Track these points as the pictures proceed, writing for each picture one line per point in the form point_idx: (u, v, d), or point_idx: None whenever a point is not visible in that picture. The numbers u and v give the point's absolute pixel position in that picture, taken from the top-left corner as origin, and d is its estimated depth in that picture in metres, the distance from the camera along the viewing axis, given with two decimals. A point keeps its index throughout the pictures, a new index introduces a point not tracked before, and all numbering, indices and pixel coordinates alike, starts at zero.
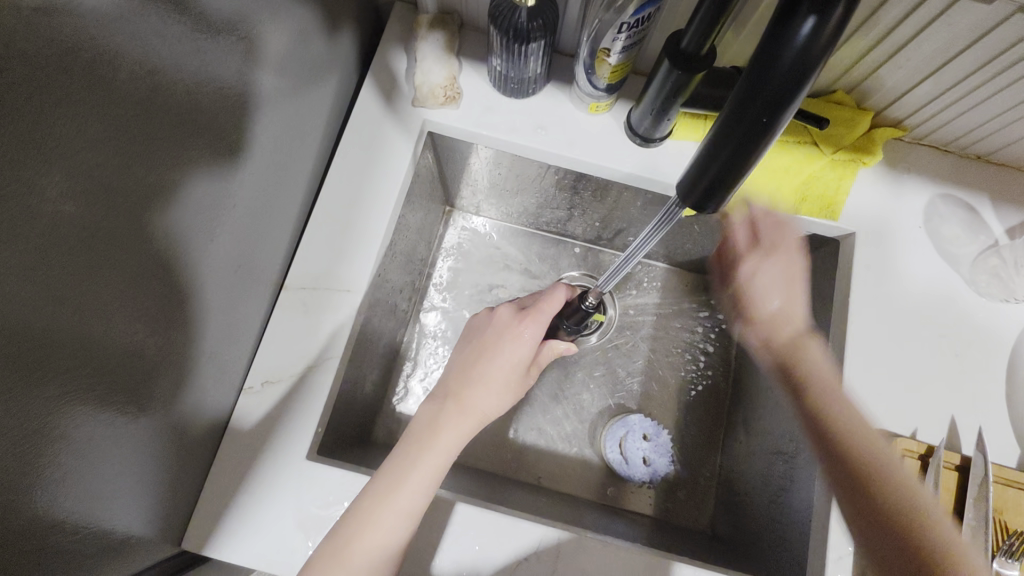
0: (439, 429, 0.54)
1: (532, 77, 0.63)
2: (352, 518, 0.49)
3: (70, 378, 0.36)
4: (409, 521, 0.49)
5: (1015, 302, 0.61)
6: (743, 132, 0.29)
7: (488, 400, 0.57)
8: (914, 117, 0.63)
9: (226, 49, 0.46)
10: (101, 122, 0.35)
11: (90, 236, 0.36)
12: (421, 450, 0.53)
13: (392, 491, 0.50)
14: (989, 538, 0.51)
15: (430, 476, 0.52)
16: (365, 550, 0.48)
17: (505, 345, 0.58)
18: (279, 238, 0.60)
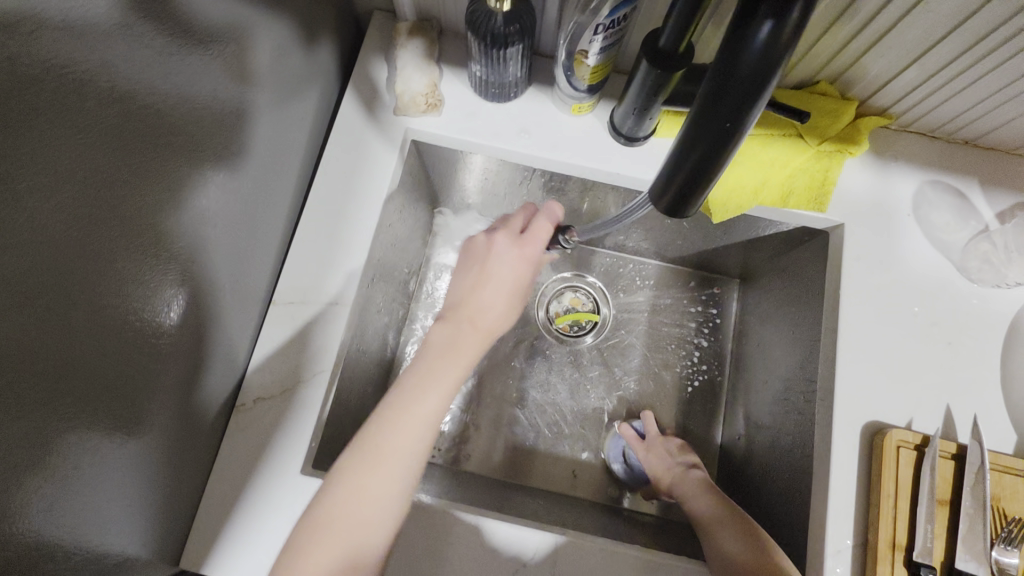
0: (446, 358, 0.53)
1: (513, 81, 0.63)
2: (362, 451, 0.49)
3: (61, 404, 0.36)
4: (420, 453, 0.50)
5: (1006, 287, 0.61)
6: (708, 137, 0.31)
7: (492, 324, 0.55)
8: (899, 105, 0.63)
9: (199, 69, 0.47)
10: (77, 151, 0.36)
11: (75, 263, 0.37)
12: (431, 381, 0.51)
13: (403, 422, 0.50)
14: (986, 525, 0.51)
15: (437, 405, 0.51)
16: (382, 489, 0.47)
17: (502, 269, 0.56)
18: (266, 254, 0.60)
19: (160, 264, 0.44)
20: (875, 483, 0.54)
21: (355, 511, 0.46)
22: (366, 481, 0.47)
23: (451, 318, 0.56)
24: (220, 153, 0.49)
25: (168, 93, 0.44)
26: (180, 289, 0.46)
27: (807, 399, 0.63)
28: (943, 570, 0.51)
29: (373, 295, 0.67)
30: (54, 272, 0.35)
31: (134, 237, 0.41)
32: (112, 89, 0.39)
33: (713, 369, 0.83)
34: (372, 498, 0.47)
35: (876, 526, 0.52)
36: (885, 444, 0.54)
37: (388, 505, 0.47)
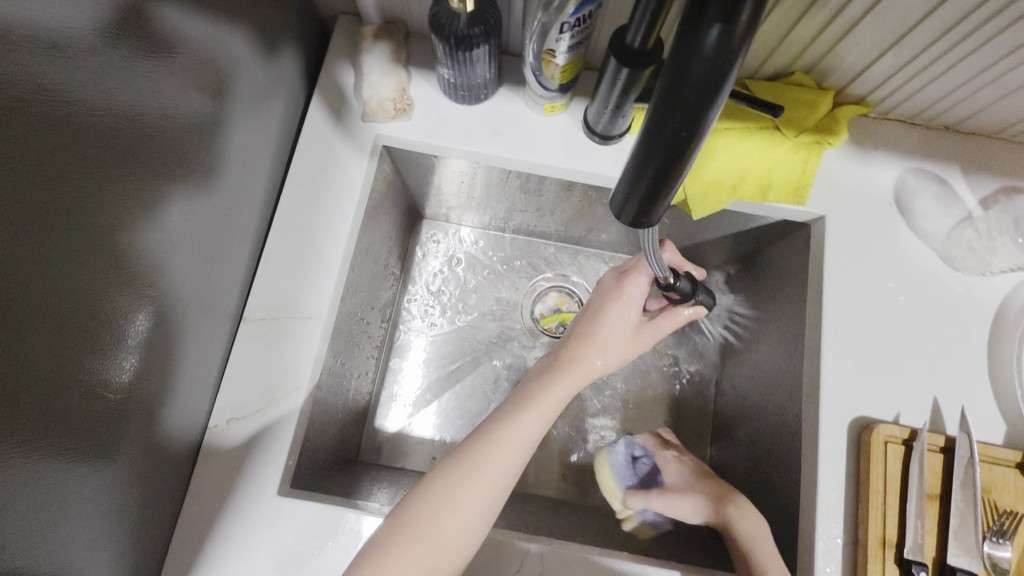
0: (548, 386, 0.56)
1: (482, 82, 0.61)
2: (452, 473, 0.50)
3: (25, 436, 0.35)
4: (502, 489, 0.50)
5: (991, 275, 0.60)
6: (664, 148, 0.29)
7: (598, 362, 0.58)
8: (877, 93, 0.62)
9: (156, 82, 0.45)
10: (47, 175, 0.35)
11: (43, 290, 0.36)
12: (534, 405, 0.54)
13: (496, 446, 0.51)
14: (977, 519, 0.50)
15: (534, 434, 0.53)
16: (460, 515, 0.48)
17: (628, 311, 0.60)
18: (235, 269, 0.58)
19: (125, 287, 0.43)
20: (864, 479, 0.53)
21: (442, 525, 0.47)
22: (454, 499, 0.48)
23: (561, 350, 0.59)
24: (183, 171, 0.48)
25: (129, 107, 0.41)
26: (142, 313, 0.45)
27: (794, 395, 0.62)
28: (935, 566, 0.51)
29: (349, 307, 0.65)
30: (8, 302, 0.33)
31: (90, 261, 0.39)
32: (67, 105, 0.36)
33: (701, 366, 0.82)
34: (456, 514, 0.48)
35: (866, 523, 0.52)
36: (872, 439, 0.53)
37: (470, 531, 0.48)
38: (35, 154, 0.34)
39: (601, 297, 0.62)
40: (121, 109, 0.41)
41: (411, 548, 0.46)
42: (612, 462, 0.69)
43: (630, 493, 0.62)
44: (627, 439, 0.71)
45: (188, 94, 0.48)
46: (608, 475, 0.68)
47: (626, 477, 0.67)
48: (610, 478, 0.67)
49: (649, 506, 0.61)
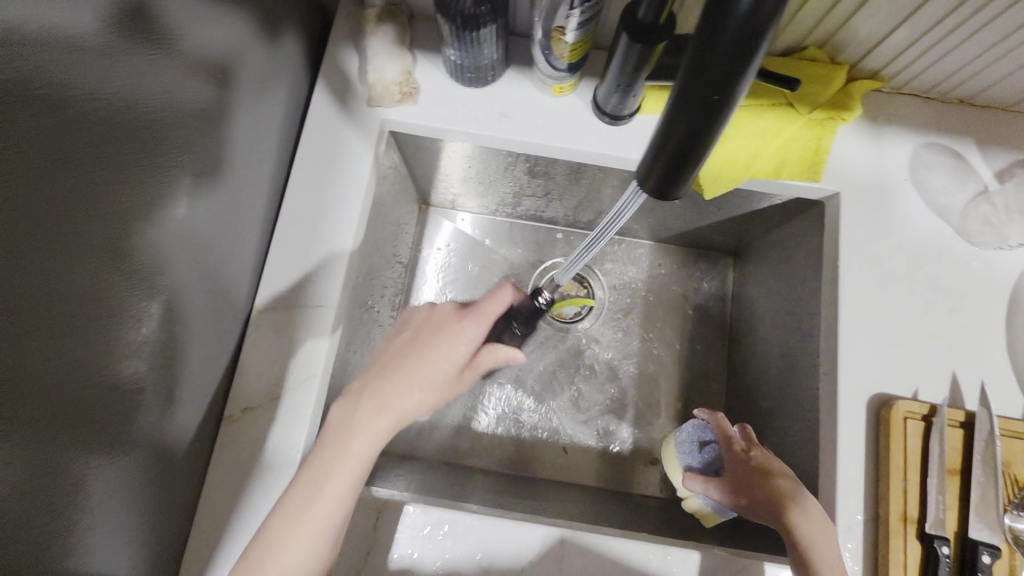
0: (341, 455, 0.48)
1: (490, 64, 0.60)
2: (270, 525, 0.46)
3: (35, 427, 0.35)
4: (330, 531, 0.47)
5: (1008, 248, 0.59)
6: (692, 116, 0.29)
7: (407, 408, 0.50)
8: (890, 67, 0.61)
9: (155, 66, 0.43)
10: (44, 163, 0.35)
11: (48, 279, 0.35)
12: (332, 474, 0.47)
13: (299, 529, 0.46)
14: (999, 493, 0.50)
15: (339, 509, 0.47)
16: (285, 560, 0.45)
17: (445, 341, 0.53)
18: (245, 258, 0.58)
19: (133, 276, 0.42)
20: (884, 456, 0.53)
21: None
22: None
23: (360, 390, 0.51)
24: (187, 157, 0.47)
25: (127, 92, 0.41)
26: (150, 304, 0.44)
27: (810, 373, 0.62)
28: (956, 540, 0.51)
29: (359, 295, 0.65)
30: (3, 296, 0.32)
31: (93, 251, 0.38)
32: (52, 94, 0.35)
33: (712, 348, 0.81)
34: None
35: (886, 499, 0.51)
36: (892, 415, 0.53)
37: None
38: (18, 144, 0.34)
39: (423, 324, 0.55)
40: (120, 95, 0.40)
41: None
42: (678, 446, 0.63)
43: (688, 475, 0.58)
44: (694, 421, 0.64)
45: (193, 79, 0.47)
46: (673, 457, 0.63)
47: (689, 458, 0.62)
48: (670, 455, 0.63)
49: (700, 488, 0.57)
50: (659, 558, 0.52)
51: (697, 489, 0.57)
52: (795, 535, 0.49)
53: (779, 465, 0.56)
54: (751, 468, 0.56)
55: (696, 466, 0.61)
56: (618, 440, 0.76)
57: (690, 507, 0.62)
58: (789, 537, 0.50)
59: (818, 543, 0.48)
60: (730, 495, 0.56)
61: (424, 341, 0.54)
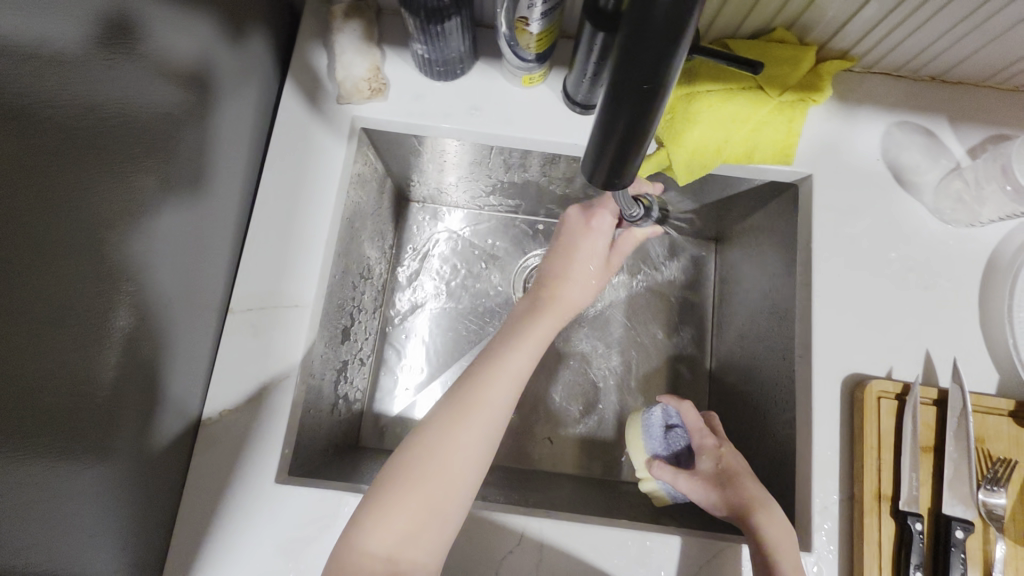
0: (532, 325, 0.52)
1: (458, 56, 0.60)
2: (434, 431, 0.47)
3: (22, 436, 0.35)
4: (493, 436, 0.48)
5: (979, 226, 0.59)
6: (632, 102, 0.29)
7: (583, 293, 0.55)
8: (860, 46, 0.60)
9: (128, 71, 0.43)
10: (32, 172, 0.35)
11: (32, 289, 0.35)
12: (516, 343, 0.51)
13: (486, 388, 0.48)
14: (972, 469, 0.50)
15: (519, 377, 0.50)
16: (456, 465, 0.46)
17: (592, 239, 0.56)
18: (218, 261, 0.58)
19: (107, 283, 0.42)
20: (858, 435, 0.53)
21: (436, 474, 0.46)
22: (453, 443, 0.47)
23: (537, 290, 0.55)
24: (154, 162, 0.46)
25: (102, 99, 0.41)
26: (124, 308, 0.44)
27: (787, 357, 0.62)
28: (930, 516, 0.51)
29: (337, 293, 0.65)
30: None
31: (60, 262, 0.38)
32: (14, 104, 0.33)
33: (695, 335, 0.82)
34: (451, 466, 0.46)
35: (861, 479, 0.52)
36: (866, 395, 0.53)
37: (465, 481, 0.47)
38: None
39: (571, 232, 0.57)
40: (83, 100, 0.39)
41: (401, 503, 0.45)
42: (646, 430, 0.64)
43: (656, 464, 0.58)
44: (663, 406, 0.65)
45: (157, 84, 0.47)
46: (640, 440, 0.64)
47: (655, 444, 0.63)
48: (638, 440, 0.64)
49: (668, 480, 0.57)
50: (638, 544, 0.53)
51: (664, 477, 0.58)
52: (757, 532, 0.50)
53: (745, 466, 0.57)
54: (720, 466, 0.57)
55: (661, 454, 0.63)
56: (604, 428, 0.77)
57: (645, 489, 0.63)
58: (752, 535, 0.50)
59: (779, 542, 0.49)
60: (693, 487, 0.56)
61: (569, 245, 0.56)
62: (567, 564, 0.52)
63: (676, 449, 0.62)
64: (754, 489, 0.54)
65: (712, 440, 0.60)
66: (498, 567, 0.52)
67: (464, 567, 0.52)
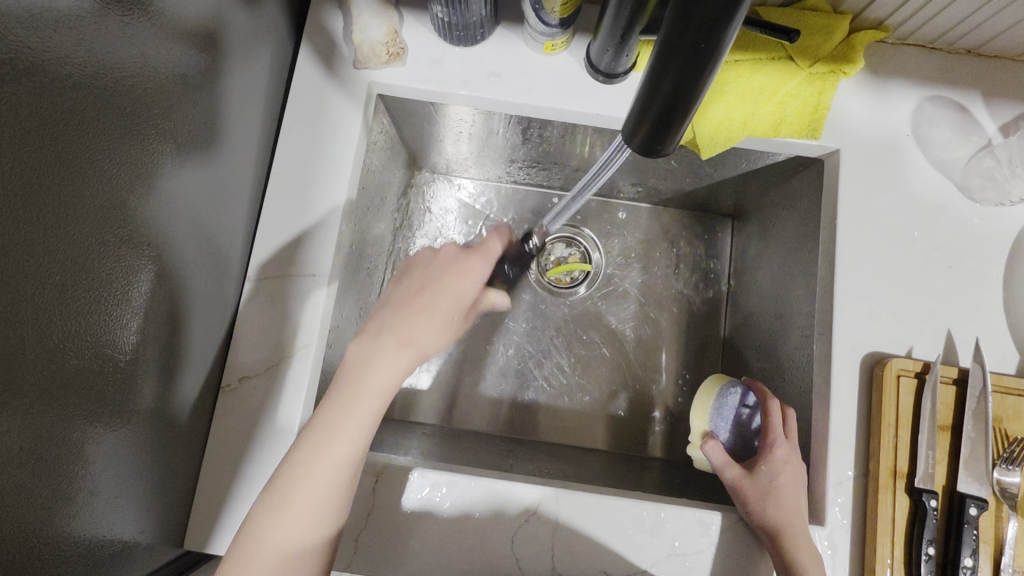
0: (369, 364, 0.46)
1: (479, 20, 0.58)
2: (313, 432, 0.45)
3: (40, 403, 0.35)
4: (334, 494, 0.45)
5: (1009, 204, 0.58)
6: (682, 64, 0.28)
7: (427, 344, 0.48)
8: (895, 16, 0.58)
9: (141, 29, 0.41)
10: (43, 134, 0.34)
11: (46, 253, 0.35)
12: (351, 397, 0.46)
13: (343, 419, 0.45)
14: (988, 448, 0.51)
15: (365, 427, 0.46)
16: (306, 499, 0.44)
17: (446, 297, 0.49)
18: (235, 227, 0.57)
19: (126, 249, 0.42)
20: (876, 413, 0.53)
21: (293, 530, 0.43)
22: (293, 503, 0.43)
23: (381, 333, 0.48)
24: (170, 124, 0.45)
25: (118, 60, 0.39)
26: (144, 272, 0.44)
27: (805, 334, 0.62)
28: (944, 494, 0.52)
29: (353, 264, 0.65)
30: (10, 271, 0.32)
31: (77, 226, 0.37)
32: (18, 60, 0.31)
33: (709, 311, 0.81)
34: (303, 510, 0.43)
35: (877, 456, 0.52)
36: (885, 373, 0.53)
37: (320, 510, 0.44)
38: (11, 113, 0.31)
39: (435, 264, 0.51)
40: (98, 56, 0.37)
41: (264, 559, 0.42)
42: (718, 405, 0.62)
43: (712, 443, 0.58)
44: (744, 389, 0.62)
45: (175, 46, 0.45)
46: (707, 414, 0.62)
47: (722, 422, 0.61)
48: (702, 408, 0.63)
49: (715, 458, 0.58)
50: (653, 514, 0.53)
51: (715, 458, 0.58)
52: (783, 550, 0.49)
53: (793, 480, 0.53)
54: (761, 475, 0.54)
55: (724, 430, 0.61)
56: (616, 403, 0.77)
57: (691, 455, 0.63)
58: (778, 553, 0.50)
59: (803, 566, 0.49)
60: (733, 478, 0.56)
61: (415, 291, 0.50)
62: (583, 533, 0.53)
63: (744, 427, 0.61)
64: (770, 504, 0.52)
65: (770, 440, 0.56)
66: (514, 535, 0.53)
67: (481, 536, 0.53)
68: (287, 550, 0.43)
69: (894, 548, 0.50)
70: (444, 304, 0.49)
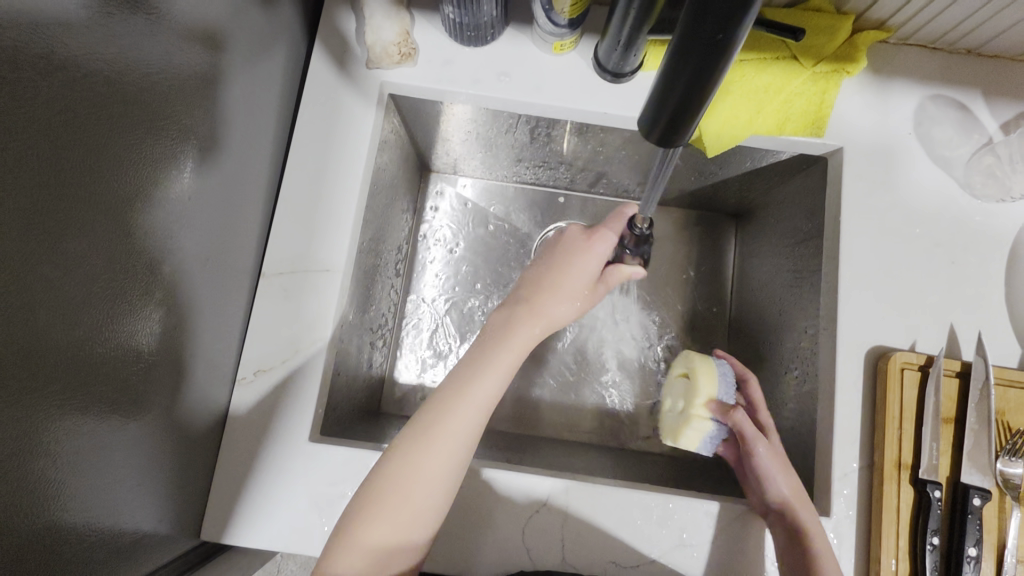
0: (503, 343, 0.52)
1: (489, 21, 0.59)
2: (447, 387, 0.50)
3: (66, 390, 0.36)
4: (468, 444, 0.48)
5: (1010, 201, 0.59)
6: (696, 59, 0.29)
7: (557, 315, 0.54)
8: (897, 17, 0.59)
9: (163, 29, 0.42)
10: (74, 129, 0.35)
11: (76, 244, 0.36)
12: (483, 370, 0.50)
13: (477, 379, 0.49)
14: (991, 439, 0.52)
15: (493, 388, 0.50)
16: (440, 454, 0.46)
17: (576, 266, 0.56)
18: (249, 224, 0.58)
19: (148, 242, 0.43)
20: (880, 405, 0.54)
21: (424, 478, 0.46)
22: (426, 451, 0.46)
23: (513, 301, 0.55)
24: (190, 121, 0.46)
25: (143, 58, 0.40)
26: (163, 265, 0.45)
27: (809, 329, 0.62)
28: (948, 485, 0.52)
29: (364, 260, 0.66)
30: (40, 260, 0.33)
31: (105, 218, 0.38)
32: (50, 57, 0.33)
33: (713, 309, 0.82)
34: (436, 459, 0.46)
35: (881, 447, 0.53)
36: (889, 366, 0.54)
37: (439, 490, 0.46)
38: (44, 108, 0.32)
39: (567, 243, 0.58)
40: (124, 54, 0.38)
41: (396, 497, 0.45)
42: (723, 375, 0.64)
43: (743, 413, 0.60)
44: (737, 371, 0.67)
45: (194, 45, 0.46)
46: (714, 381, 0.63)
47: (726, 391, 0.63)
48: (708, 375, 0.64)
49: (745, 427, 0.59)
50: (663, 506, 0.54)
51: (744, 426, 0.59)
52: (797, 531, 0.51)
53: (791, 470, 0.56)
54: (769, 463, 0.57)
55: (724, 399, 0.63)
56: (622, 398, 0.78)
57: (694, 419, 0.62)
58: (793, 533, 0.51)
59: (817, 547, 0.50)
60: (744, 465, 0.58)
61: (553, 262, 0.57)
62: (592, 523, 0.54)
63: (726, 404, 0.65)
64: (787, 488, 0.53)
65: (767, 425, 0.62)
66: (525, 526, 0.54)
67: (492, 527, 0.54)
68: (415, 499, 0.45)
69: (899, 538, 0.51)
70: (586, 271, 0.56)
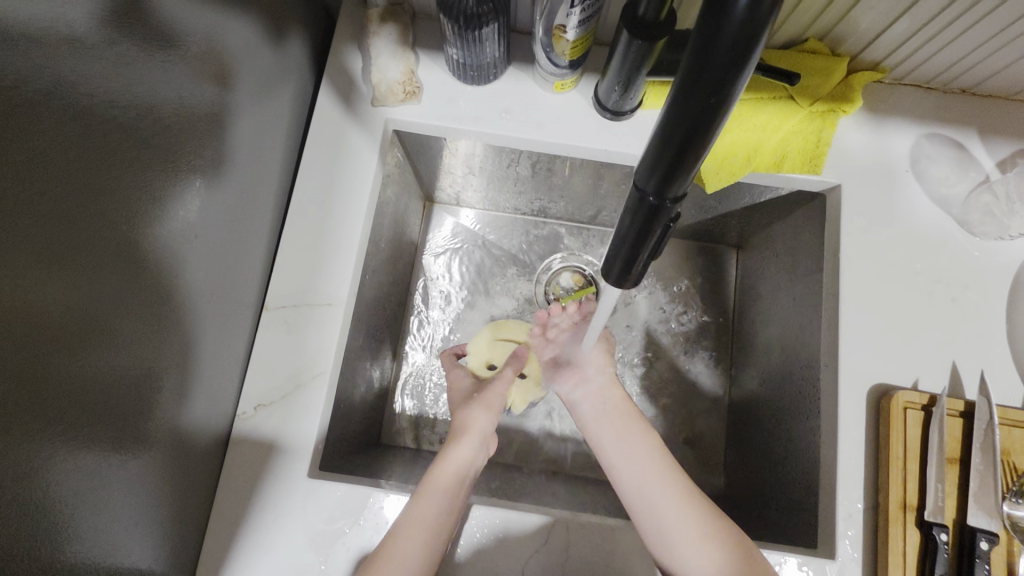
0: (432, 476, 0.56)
1: (492, 61, 0.61)
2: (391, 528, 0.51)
3: (71, 430, 0.36)
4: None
5: (1009, 239, 0.60)
6: (693, 112, 0.29)
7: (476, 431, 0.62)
8: (891, 58, 0.61)
9: (172, 73, 0.44)
10: (91, 174, 0.36)
11: (88, 285, 0.37)
12: (411, 512, 0.51)
13: (408, 522, 0.51)
14: (998, 481, 0.51)
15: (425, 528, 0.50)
16: None
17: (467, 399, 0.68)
18: (254, 257, 0.59)
19: (151, 282, 0.43)
20: (884, 445, 0.54)
21: None
22: None
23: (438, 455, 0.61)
24: (200, 160, 0.48)
25: (155, 103, 0.42)
26: (170, 301, 0.46)
27: (811, 365, 0.62)
28: (955, 527, 0.52)
29: (366, 294, 0.66)
30: (54, 302, 0.34)
31: (115, 258, 0.39)
32: (69, 108, 0.34)
33: (716, 342, 0.82)
34: None
35: (886, 489, 0.52)
36: (892, 406, 0.53)
37: None
38: (62, 156, 0.34)
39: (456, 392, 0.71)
40: (139, 101, 0.40)
41: None
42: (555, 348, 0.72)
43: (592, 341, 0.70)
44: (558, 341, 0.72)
45: (204, 87, 0.48)
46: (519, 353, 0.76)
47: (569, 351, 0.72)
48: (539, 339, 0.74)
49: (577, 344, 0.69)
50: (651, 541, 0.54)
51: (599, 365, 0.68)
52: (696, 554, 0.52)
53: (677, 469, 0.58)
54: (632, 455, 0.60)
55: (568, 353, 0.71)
56: None
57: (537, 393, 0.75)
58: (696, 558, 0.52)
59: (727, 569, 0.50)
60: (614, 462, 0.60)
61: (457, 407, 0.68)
62: (588, 561, 0.53)
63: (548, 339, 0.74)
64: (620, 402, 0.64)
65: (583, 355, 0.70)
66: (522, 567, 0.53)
67: (491, 567, 0.53)
68: None
69: None
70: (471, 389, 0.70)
